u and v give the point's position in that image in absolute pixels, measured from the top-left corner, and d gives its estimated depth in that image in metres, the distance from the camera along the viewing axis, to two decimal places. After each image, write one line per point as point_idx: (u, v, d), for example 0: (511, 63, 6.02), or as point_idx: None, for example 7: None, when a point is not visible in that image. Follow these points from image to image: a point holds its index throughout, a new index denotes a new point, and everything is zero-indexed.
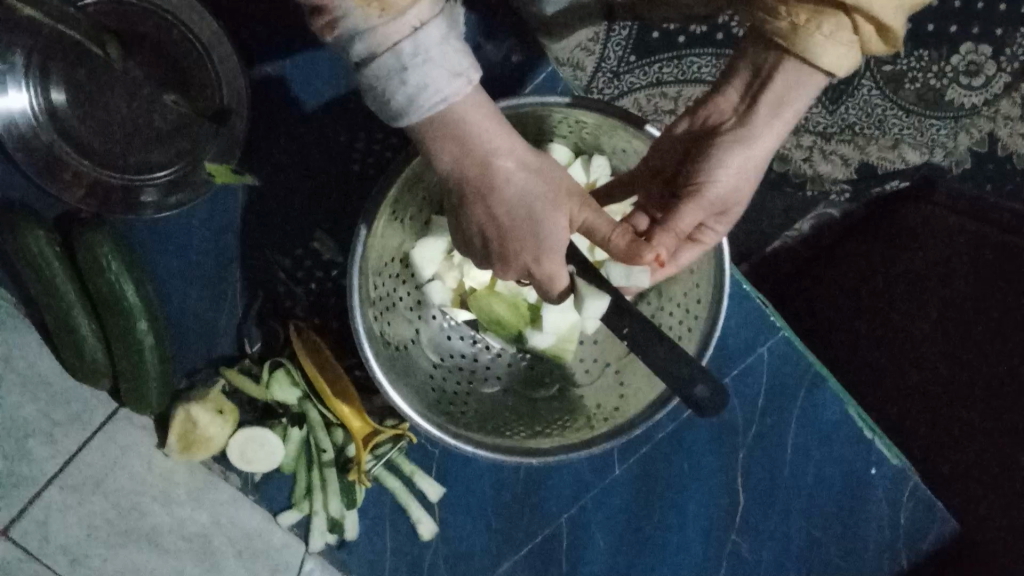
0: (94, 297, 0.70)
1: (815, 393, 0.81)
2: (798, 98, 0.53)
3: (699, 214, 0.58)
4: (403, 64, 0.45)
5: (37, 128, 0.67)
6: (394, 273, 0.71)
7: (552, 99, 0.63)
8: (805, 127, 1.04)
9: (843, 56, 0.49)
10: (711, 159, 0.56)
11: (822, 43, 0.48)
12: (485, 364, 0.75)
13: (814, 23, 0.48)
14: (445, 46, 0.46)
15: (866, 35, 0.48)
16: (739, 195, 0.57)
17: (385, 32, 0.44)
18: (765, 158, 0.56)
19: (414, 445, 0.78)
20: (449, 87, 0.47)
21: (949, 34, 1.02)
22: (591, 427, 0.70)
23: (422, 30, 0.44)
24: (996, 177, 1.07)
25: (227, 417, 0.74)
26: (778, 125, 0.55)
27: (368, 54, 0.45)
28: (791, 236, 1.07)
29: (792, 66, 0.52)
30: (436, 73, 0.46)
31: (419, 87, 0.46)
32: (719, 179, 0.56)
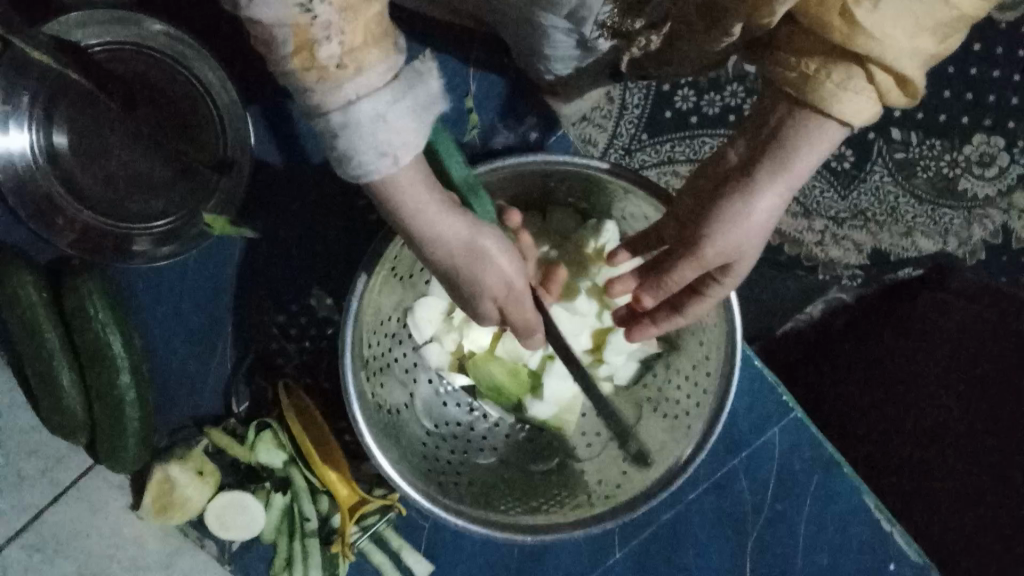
0: (78, 346, 0.67)
1: (829, 477, 0.76)
2: (805, 152, 0.51)
3: (698, 268, 0.56)
4: (333, 130, 0.44)
5: (35, 171, 0.66)
6: (389, 332, 0.68)
7: (572, 158, 0.62)
8: (818, 211, 1.03)
9: (860, 105, 0.47)
10: (710, 214, 0.54)
11: (834, 93, 0.47)
12: (481, 433, 0.71)
13: (824, 73, 0.47)
14: (381, 121, 0.44)
15: (883, 86, 0.46)
16: (743, 250, 0.55)
17: (321, 96, 0.43)
18: (767, 217, 0.54)
19: (404, 517, 0.74)
20: (374, 162, 0.45)
21: (960, 125, 1.04)
22: (592, 505, 0.65)
23: (354, 104, 0.43)
24: (1010, 268, 1.06)
25: (207, 479, 0.70)
26: (780, 182, 0.52)
27: (309, 110, 0.44)
28: (802, 319, 1.04)
29: (800, 117, 0.50)
30: (364, 147, 0.44)
31: (349, 153, 0.45)
32: (716, 235, 0.54)
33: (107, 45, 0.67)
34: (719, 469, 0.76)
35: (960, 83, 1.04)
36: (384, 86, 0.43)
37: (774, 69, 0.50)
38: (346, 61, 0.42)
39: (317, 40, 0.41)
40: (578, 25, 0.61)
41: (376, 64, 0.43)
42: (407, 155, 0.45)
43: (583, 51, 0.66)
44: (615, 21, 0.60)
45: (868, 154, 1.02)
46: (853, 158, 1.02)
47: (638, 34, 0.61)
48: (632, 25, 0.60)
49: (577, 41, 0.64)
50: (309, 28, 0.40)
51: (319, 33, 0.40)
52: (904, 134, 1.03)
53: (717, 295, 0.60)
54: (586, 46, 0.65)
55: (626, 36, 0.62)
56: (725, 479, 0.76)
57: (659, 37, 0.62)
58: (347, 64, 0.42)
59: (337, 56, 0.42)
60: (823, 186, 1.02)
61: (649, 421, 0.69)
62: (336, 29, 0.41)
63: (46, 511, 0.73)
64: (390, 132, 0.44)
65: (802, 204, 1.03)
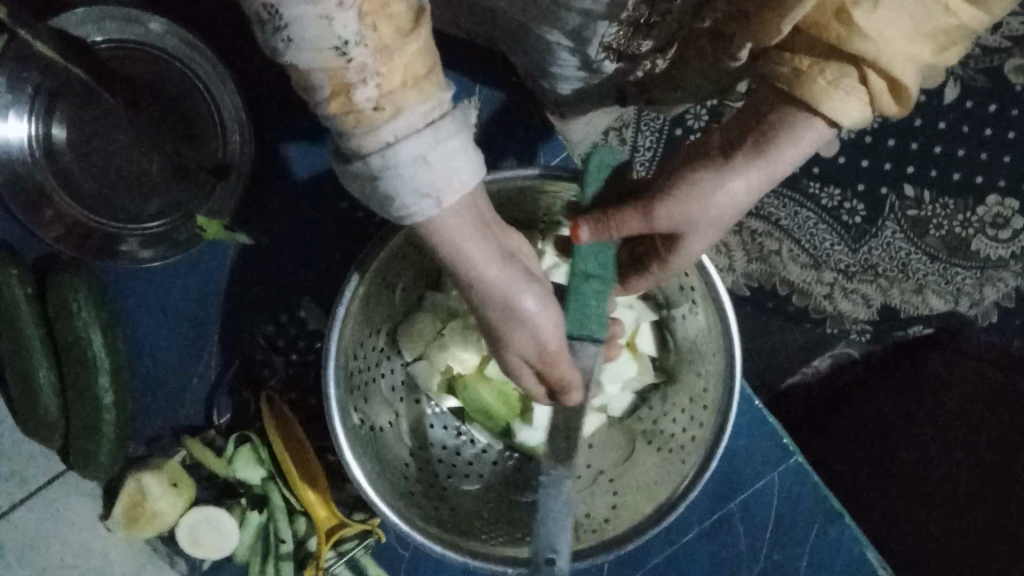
0: (59, 345, 0.65)
1: (828, 529, 0.73)
2: (783, 142, 0.50)
3: (643, 224, 0.53)
4: (374, 172, 0.43)
5: (31, 163, 0.65)
6: (377, 346, 0.66)
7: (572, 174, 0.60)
8: (826, 263, 1.01)
9: (849, 107, 0.47)
10: (675, 180, 0.53)
11: (824, 91, 0.46)
12: (466, 458, 0.69)
13: (816, 69, 0.46)
14: (419, 164, 0.42)
15: (875, 91, 0.46)
16: (696, 232, 0.55)
17: (361, 141, 0.42)
18: (733, 198, 0.53)
19: (383, 544, 0.71)
20: (415, 203, 0.44)
21: (976, 184, 1.02)
22: (578, 538, 0.62)
23: (393, 147, 0.41)
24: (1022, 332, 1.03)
25: (181, 491, 0.68)
26: (754, 170, 0.52)
27: (350, 153, 0.43)
28: (808, 372, 1.02)
29: (783, 109, 0.50)
30: (405, 190, 0.43)
31: (391, 196, 0.44)
32: (672, 210, 0.53)
33: (114, 42, 0.67)
34: (714, 513, 0.73)
35: (975, 142, 1.01)
36: (423, 131, 0.42)
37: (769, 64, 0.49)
38: (383, 104, 0.40)
39: (353, 84, 0.39)
40: (583, 46, 0.60)
41: (413, 106, 0.41)
42: (450, 195, 0.44)
43: (588, 72, 0.65)
44: (621, 43, 0.60)
45: (880, 209, 1.01)
46: (865, 212, 1.01)
47: (644, 56, 0.61)
48: (639, 47, 0.60)
49: (581, 61, 0.63)
50: (345, 72, 0.38)
51: (354, 76, 0.39)
52: (916, 192, 1.01)
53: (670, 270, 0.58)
54: (591, 67, 0.64)
55: (633, 59, 0.62)
56: (720, 523, 0.73)
57: (665, 60, 0.62)
58: (384, 106, 0.40)
59: (374, 98, 0.40)
60: (833, 238, 1.01)
61: (645, 455, 0.67)
62: (371, 72, 0.39)
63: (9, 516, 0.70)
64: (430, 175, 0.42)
65: (811, 254, 1.01)
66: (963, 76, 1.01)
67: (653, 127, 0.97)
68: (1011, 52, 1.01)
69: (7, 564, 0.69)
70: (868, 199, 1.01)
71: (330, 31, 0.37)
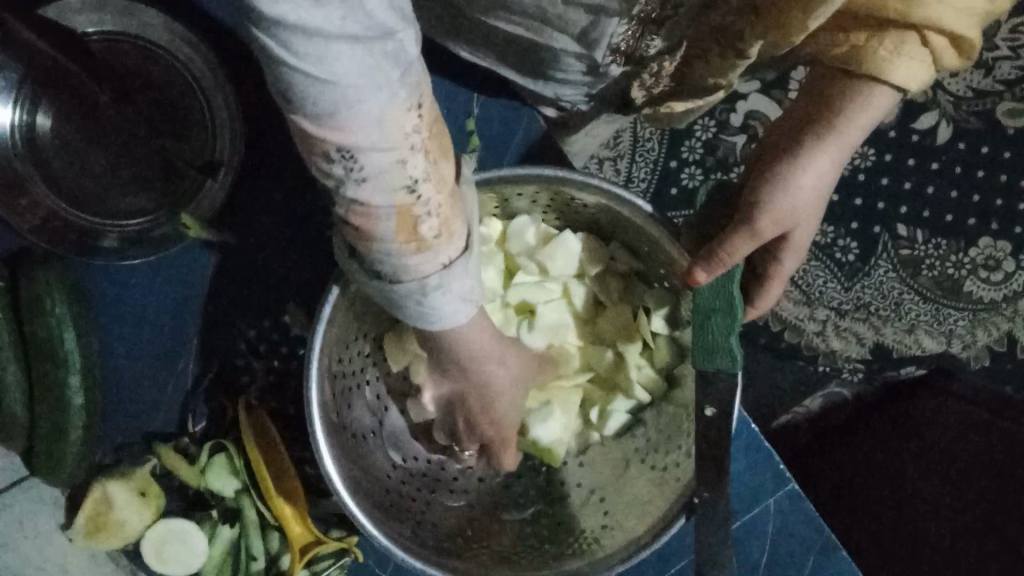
0: (28, 341, 0.63)
1: (824, 564, 0.70)
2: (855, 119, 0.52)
3: (755, 243, 0.54)
4: (423, 291, 0.42)
5: (10, 150, 0.64)
6: (363, 352, 0.64)
7: (570, 173, 0.58)
8: (820, 301, 1.00)
9: (914, 69, 0.48)
10: (769, 179, 0.54)
11: (887, 59, 0.48)
12: (450, 474, 0.66)
13: (876, 40, 0.48)
14: (462, 278, 0.42)
15: (937, 48, 0.47)
16: (800, 214, 0.56)
17: (414, 266, 0.40)
18: (819, 179, 0.54)
19: (360, 563, 0.67)
20: (457, 309, 0.44)
21: (967, 227, 1.01)
22: (564, 560, 0.59)
23: (447, 269, 0.41)
24: (1015, 377, 1.01)
25: (148, 502, 0.65)
26: (835, 144, 0.53)
27: (389, 277, 0.41)
28: (800, 412, 0.99)
29: (844, 84, 0.52)
30: (450, 301, 0.43)
31: (431, 311, 0.43)
32: (770, 200, 0.54)
33: (105, 33, 0.65)
34: None
35: (967, 183, 1.01)
36: (462, 246, 0.41)
37: (819, 47, 0.51)
38: (442, 231, 0.39)
39: (418, 218, 0.37)
40: (590, 50, 0.59)
41: (460, 228, 0.40)
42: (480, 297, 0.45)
43: (593, 76, 0.64)
44: (629, 44, 0.59)
45: (873, 248, 1.00)
46: (858, 251, 1.00)
47: (653, 58, 0.61)
48: (647, 48, 0.59)
49: (587, 65, 0.62)
50: (411, 209, 0.37)
51: (421, 210, 0.37)
52: (909, 231, 1.01)
53: (775, 275, 0.62)
54: (597, 71, 0.63)
55: (640, 61, 0.61)
56: None
57: (672, 62, 0.61)
58: (441, 235, 0.39)
59: (436, 227, 0.39)
60: (826, 276, 1.00)
61: (638, 473, 0.63)
62: (435, 203, 0.38)
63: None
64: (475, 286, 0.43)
65: (804, 292, 1.00)
66: (956, 118, 1.01)
67: (648, 159, 0.97)
68: (1001, 96, 1.02)
69: None
70: (861, 238, 1.00)
71: (403, 173, 0.35)
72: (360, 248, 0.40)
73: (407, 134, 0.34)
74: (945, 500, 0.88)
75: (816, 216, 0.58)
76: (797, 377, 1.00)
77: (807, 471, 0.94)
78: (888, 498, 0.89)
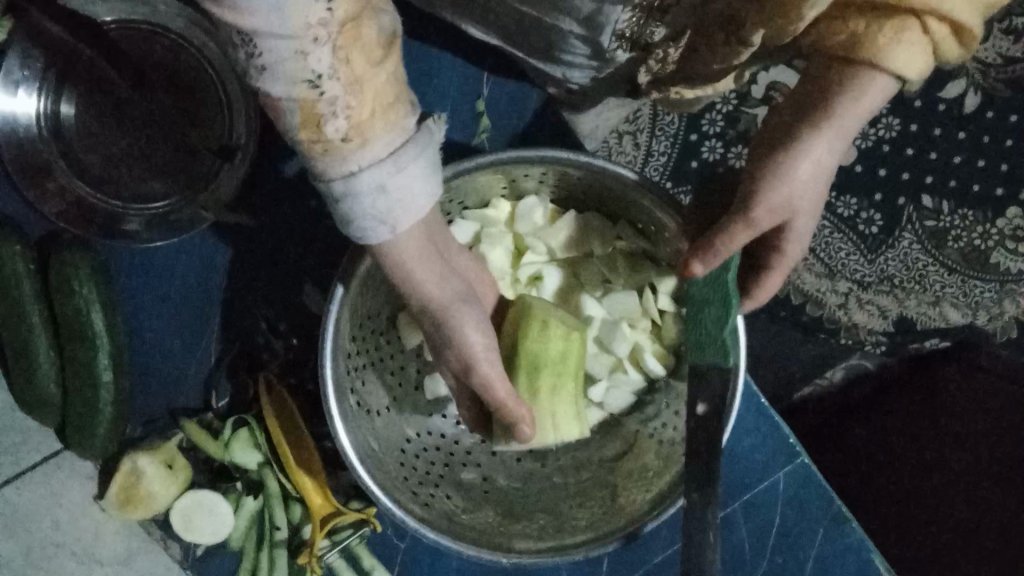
0: (58, 322, 0.66)
1: (834, 537, 0.71)
2: (849, 109, 0.51)
3: (754, 231, 0.56)
4: (338, 197, 0.44)
5: (37, 136, 0.66)
6: (377, 329, 0.66)
7: (575, 155, 0.59)
8: (842, 273, 1.00)
9: (915, 56, 0.48)
10: (764, 171, 0.54)
11: (888, 46, 0.48)
12: (465, 447, 0.68)
13: (876, 27, 0.48)
14: (376, 195, 0.44)
15: (937, 35, 0.47)
16: (797, 204, 0.55)
17: (325, 165, 0.43)
18: (818, 169, 0.54)
19: (378, 533, 0.69)
20: (374, 228, 0.46)
21: (993, 196, 1.00)
22: (574, 532, 0.61)
23: (357, 176, 0.43)
24: None
25: (176, 473, 0.67)
26: (831, 135, 0.53)
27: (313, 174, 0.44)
28: (822, 384, 1.01)
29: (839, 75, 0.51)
30: (365, 214, 0.45)
31: (349, 219, 0.45)
32: (765, 193, 0.54)
33: (123, 21, 0.66)
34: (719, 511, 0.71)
35: (994, 152, 0.99)
36: (386, 157, 0.43)
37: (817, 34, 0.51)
38: (351, 134, 0.41)
39: (323, 115, 0.40)
40: (595, 34, 0.60)
41: (380, 137, 0.42)
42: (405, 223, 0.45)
43: (600, 63, 0.64)
44: (635, 31, 0.60)
45: (897, 221, 0.99)
46: (882, 222, 0.99)
47: (658, 45, 0.61)
48: (651, 35, 0.60)
49: (592, 49, 0.62)
50: (314, 103, 0.39)
51: (324, 108, 0.40)
52: (935, 203, 0.99)
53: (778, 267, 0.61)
54: (602, 57, 0.63)
55: (647, 48, 0.62)
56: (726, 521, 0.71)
57: (678, 50, 0.61)
58: (352, 138, 0.41)
59: (344, 130, 0.41)
60: (849, 248, 0.99)
61: (648, 447, 0.65)
62: (342, 104, 0.40)
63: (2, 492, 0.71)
64: (390, 205, 0.44)
65: (826, 265, 0.99)
66: (983, 85, 0.99)
67: (667, 132, 0.96)
68: None
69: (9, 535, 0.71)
70: (884, 210, 0.99)
71: (303, 65, 0.38)
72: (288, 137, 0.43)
73: (311, 26, 0.37)
74: (955, 480, 0.88)
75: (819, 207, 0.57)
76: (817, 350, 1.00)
77: (819, 445, 0.97)
78: (906, 490, 0.89)
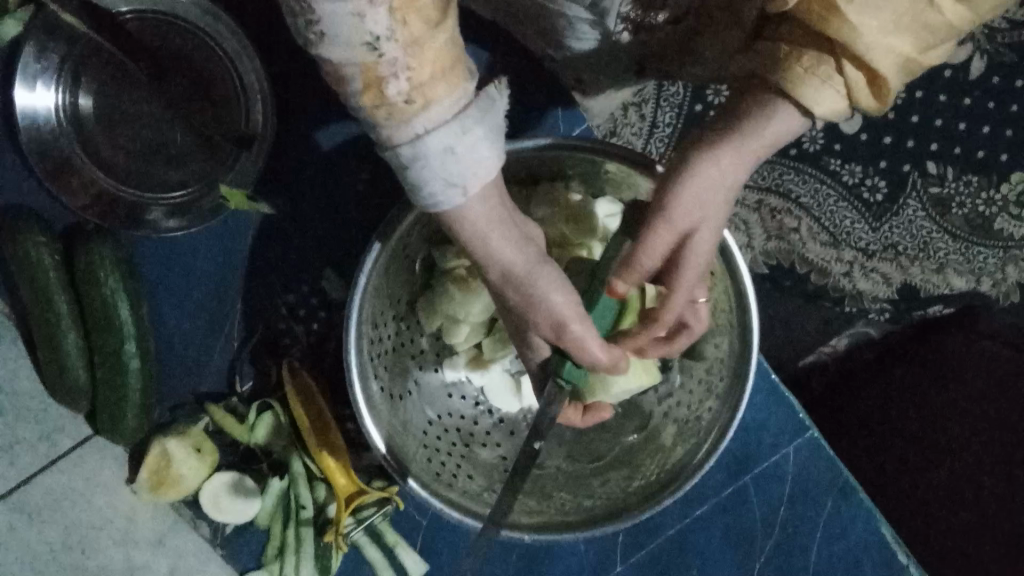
0: (85, 313, 0.67)
1: (843, 505, 0.74)
2: (763, 132, 0.50)
3: (661, 243, 0.53)
4: (403, 164, 0.43)
5: (57, 129, 0.67)
6: (397, 315, 0.67)
7: (615, 146, 0.62)
8: (846, 241, 1.00)
9: (829, 95, 0.47)
10: (676, 183, 0.52)
11: (803, 76, 0.47)
12: (484, 429, 0.70)
13: (795, 56, 0.47)
14: (446, 158, 0.42)
15: (853, 80, 0.46)
16: (695, 232, 0.53)
17: (390, 133, 0.41)
18: (717, 196, 0.52)
19: (401, 511, 0.72)
20: (445, 193, 0.44)
21: (999, 162, 1.00)
22: (593, 508, 0.64)
23: (424, 139, 0.41)
24: None
25: (204, 458, 0.69)
26: (737, 158, 0.51)
27: (380, 145, 0.43)
28: (825, 352, 1.02)
29: (762, 98, 0.50)
30: (433, 180, 0.43)
31: (416, 187, 0.44)
32: (666, 205, 0.52)
33: (140, 13, 0.68)
34: (731, 483, 0.73)
35: (999, 119, 1.00)
36: (450, 119, 0.41)
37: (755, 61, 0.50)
38: (414, 96, 0.40)
39: (385, 78, 0.39)
40: (601, 17, 0.62)
41: (443, 98, 0.40)
42: (476, 183, 0.44)
43: (607, 44, 0.67)
44: (638, 14, 0.63)
45: (903, 188, 1.00)
46: (887, 190, 1.00)
47: (662, 26, 0.65)
48: (654, 20, 0.64)
49: (600, 33, 0.65)
50: (376, 66, 0.38)
51: (385, 70, 0.38)
52: (939, 169, 1.00)
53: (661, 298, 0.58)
54: (609, 39, 0.66)
55: (650, 30, 0.65)
56: (737, 492, 0.74)
57: (680, 31, 0.65)
58: (415, 99, 0.40)
59: (406, 93, 0.39)
60: (854, 216, 1.00)
61: (662, 426, 0.68)
62: (402, 65, 0.38)
63: (45, 472, 0.76)
64: (460, 167, 0.42)
65: (831, 233, 1.00)
66: (990, 50, 0.99)
67: (672, 103, 0.96)
68: None
69: (51, 517, 0.76)
70: (889, 178, 1.00)
71: (362, 28, 0.36)
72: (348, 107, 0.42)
73: None
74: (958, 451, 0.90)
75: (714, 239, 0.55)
76: (824, 321, 1.01)
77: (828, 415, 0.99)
78: (916, 466, 0.91)
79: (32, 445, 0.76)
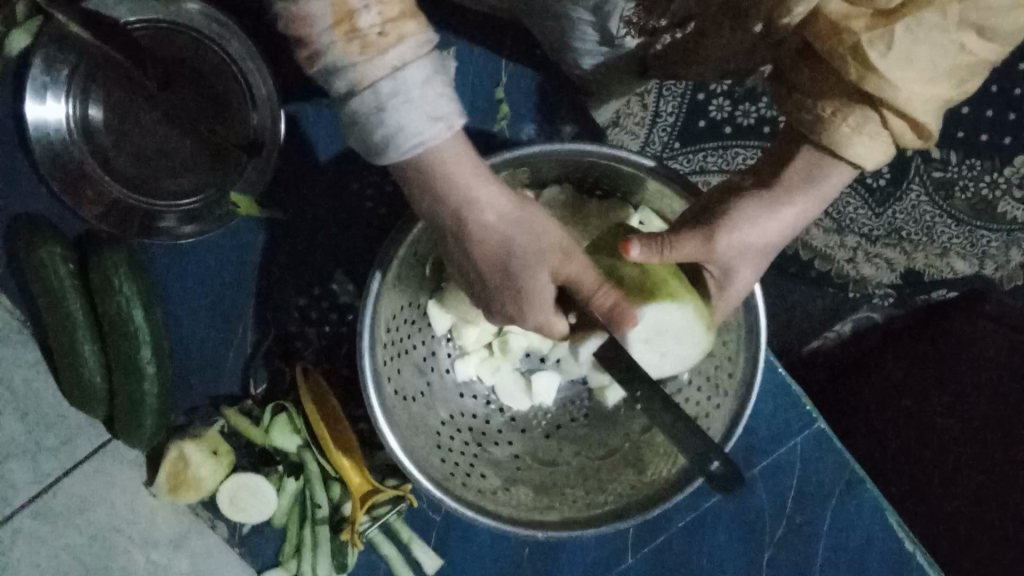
0: (101, 319, 0.68)
1: (850, 496, 0.75)
2: (819, 185, 0.57)
3: (700, 252, 0.59)
4: (383, 103, 0.45)
5: (69, 141, 0.68)
6: (409, 318, 0.68)
7: (625, 152, 0.63)
8: (850, 228, 1.00)
9: (870, 147, 0.54)
10: (734, 207, 0.58)
11: (850, 134, 0.53)
12: (496, 428, 0.71)
13: (840, 115, 0.53)
14: (425, 89, 0.46)
15: (897, 130, 0.52)
16: (745, 252, 0.59)
17: (366, 68, 0.44)
18: (777, 232, 0.59)
19: (415, 509, 0.73)
20: (427, 129, 0.47)
21: None
22: (605, 504, 0.66)
23: (403, 71, 0.45)
24: None
25: (221, 459, 0.70)
26: (800, 203, 0.58)
27: (352, 91, 0.45)
28: (830, 337, 1.04)
29: (814, 154, 0.57)
30: (415, 115, 0.46)
31: (398, 129, 0.47)
32: (734, 225, 0.58)
33: (145, 21, 0.68)
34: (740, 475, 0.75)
35: None
36: (423, 53, 0.45)
37: (795, 114, 0.56)
38: (388, 29, 0.44)
39: (355, 10, 0.43)
40: (603, 19, 0.63)
41: (416, 34, 0.45)
42: (453, 114, 0.47)
43: (610, 48, 0.67)
44: (641, 19, 0.63)
45: (906, 172, 0.97)
46: (890, 175, 0.97)
47: (665, 29, 0.65)
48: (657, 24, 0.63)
49: (602, 36, 0.65)
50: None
51: (358, 3, 0.42)
52: (943, 153, 0.97)
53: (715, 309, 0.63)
54: (612, 43, 0.66)
55: (653, 32, 0.65)
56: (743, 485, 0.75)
57: (683, 32, 0.65)
58: (387, 33, 0.44)
59: (377, 25, 0.43)
60: (857, 203, 0.99)
61: None
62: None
63: (67, 476, 0.78)
64: (438, 95, 0.46)
65: (834, 220, 0.99)
66: None
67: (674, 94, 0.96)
68: None
69: (73, 522, 0.78)
70: (892, 163, 0.98)
71: None
72: (311, 68, 0.46)
73: None
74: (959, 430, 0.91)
75: (760, 270, 0.61)
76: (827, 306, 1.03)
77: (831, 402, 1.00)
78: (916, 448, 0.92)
79: (53, 451, 0.78)
